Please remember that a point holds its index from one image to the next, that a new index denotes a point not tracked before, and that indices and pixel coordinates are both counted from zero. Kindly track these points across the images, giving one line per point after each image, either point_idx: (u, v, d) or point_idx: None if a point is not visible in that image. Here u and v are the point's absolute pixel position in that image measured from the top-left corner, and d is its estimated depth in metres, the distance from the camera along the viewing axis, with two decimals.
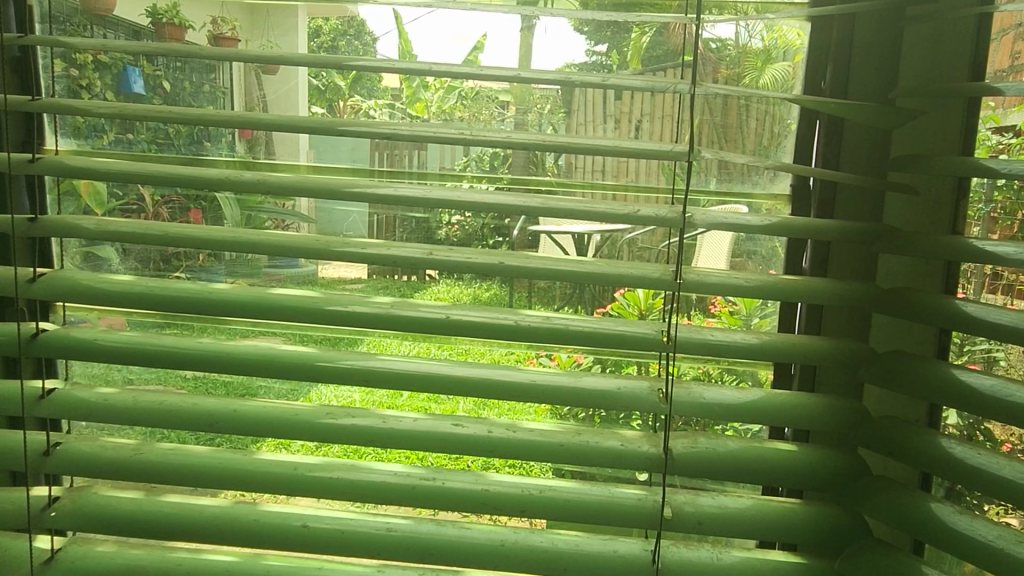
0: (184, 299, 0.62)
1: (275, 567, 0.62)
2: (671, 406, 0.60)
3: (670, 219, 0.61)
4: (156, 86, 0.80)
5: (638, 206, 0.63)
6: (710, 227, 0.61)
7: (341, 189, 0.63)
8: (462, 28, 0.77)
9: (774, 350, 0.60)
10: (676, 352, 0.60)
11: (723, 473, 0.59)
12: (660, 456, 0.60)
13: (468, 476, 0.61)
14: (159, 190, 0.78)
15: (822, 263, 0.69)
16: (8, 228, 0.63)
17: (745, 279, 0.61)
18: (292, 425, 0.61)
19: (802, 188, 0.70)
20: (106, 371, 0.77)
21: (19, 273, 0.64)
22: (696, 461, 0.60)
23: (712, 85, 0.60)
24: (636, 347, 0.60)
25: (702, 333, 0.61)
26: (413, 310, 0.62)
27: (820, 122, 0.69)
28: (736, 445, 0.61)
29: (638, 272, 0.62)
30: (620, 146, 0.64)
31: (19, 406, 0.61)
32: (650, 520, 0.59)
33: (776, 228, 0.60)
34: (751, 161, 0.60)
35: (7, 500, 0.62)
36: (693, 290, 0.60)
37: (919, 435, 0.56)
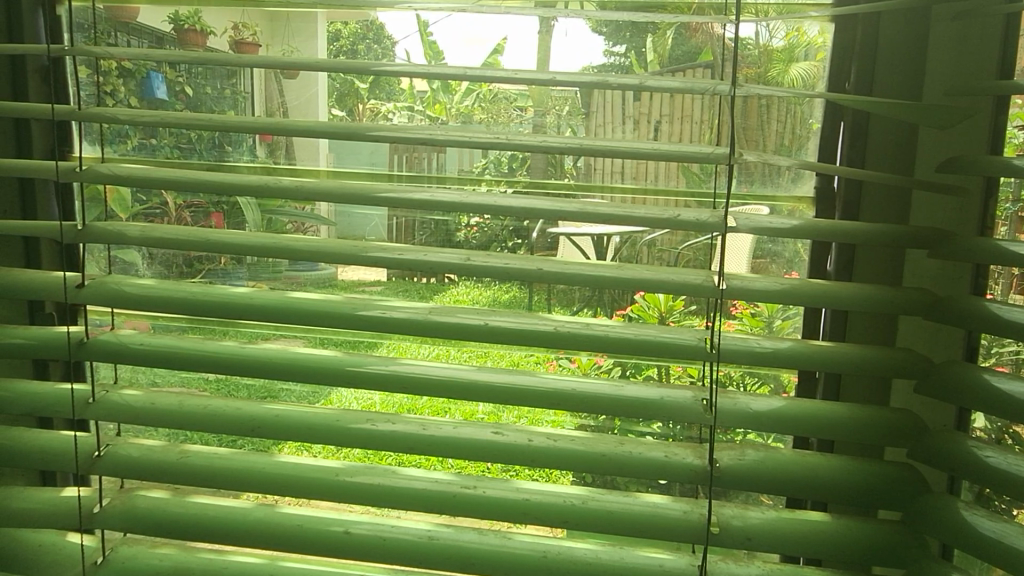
0: (222, 304, 0.62)
1: (306, 570, 0.62)
2: (717, 417, 0.59)
3: (713, 224, 0.61)
4: (178, 92, 0.81)
5: (680, 211, 0.62)
6: (752, 232, 0.61)
7: (370, 194, 0.64)
8: (479, 30, 0.78)
9: (820, 357, 0.59)
10: (721, 361, 0.59)
11: (768, 481, 0.58)
12: (705, 468, 0.59)
13: (507, 485, 0.61)
14: (182, 195, 0.80)
15: (848, 265, 0.67)
16: (56, 235, 0.62)
17: (791, 284, 0.60)
18: (325, 430, 0.61)
19: (826, 189, 0.69)
20: (133, 373, 0.78)
21: (70, 280, 0.64)
22: (740, 471, 0.59)
23: (755, 86, 0.59)
24: (683, 356, 0.60)
25: (746, 339, 0.60)
26: (450, 317, 0.62)
27: (845, 122, 0.67)
28: (779, 453, 0.60)
29: (661, 276, 0.61)
30: (642, 148, 0.63)
31: (70, 408, 0.62)
32: (695, 534, 0.58)
33: (825, 232, 0.59)
34: (797, 163, 0.58)
35: (57, 502, 0.63)
36: (735, 295, 0.59)
37: (964, 443, 0.55)
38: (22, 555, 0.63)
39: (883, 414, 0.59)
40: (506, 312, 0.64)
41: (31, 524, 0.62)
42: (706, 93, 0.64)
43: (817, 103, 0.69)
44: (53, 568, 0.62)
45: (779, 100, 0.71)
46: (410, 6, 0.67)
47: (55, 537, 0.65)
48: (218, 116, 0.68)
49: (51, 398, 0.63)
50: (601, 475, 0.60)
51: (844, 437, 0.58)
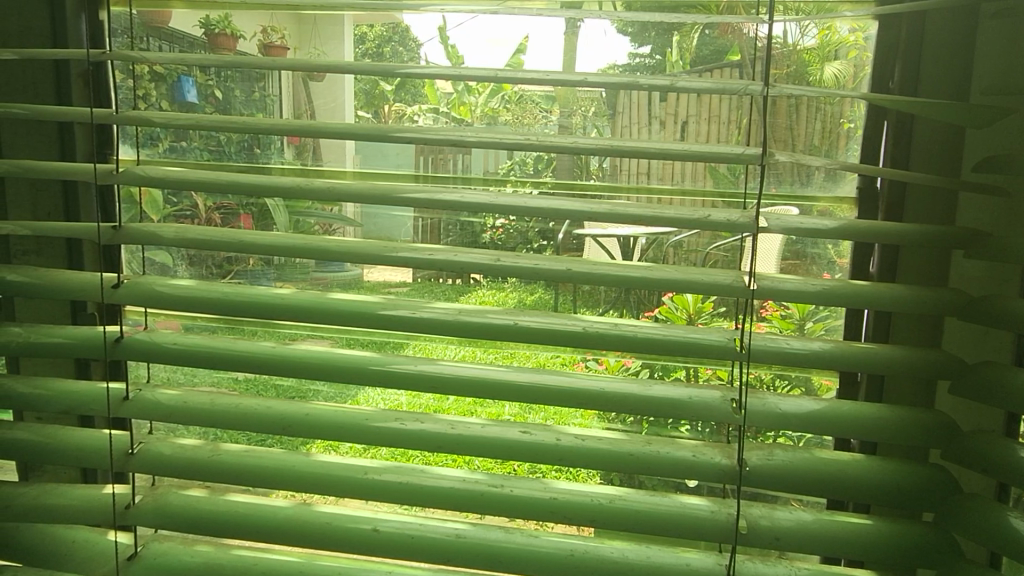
0: (254, 304, 0.62)
1: (338, 568, 0.61)
2: (747, 417, 0.58)
3: (743, 224, 0.59)
4: (208, 95, 0.82)
5: (709, 211, 0.61)
6: (783, 233, 0.60)
7: (396, 194, 0.63)
8: (504, 31, 0.78)
9: (857, 358, 0.58)
10: (752, 361, 0.58)
11: (805, 483, 0.57)
12: (736, 468, 0.58)
13: (535, 484, 0.60)
14: (212, 196, 0.81)
15: (892, 266, 0.67)
16: (93, 235, 0.62)
17: (824, 285, 0.59)
18: (356, 429, 0.61)
19: (869, 189, 0.68)
20: (171, 373, 0.79)
21: (106, 279, 0.64)
22: (778, 473, 0.58)
23: (787, 86, 0.58)
24: (711, 356, 0.59)
25: (779, 341, 0.59)
26: (480, 317, 0.61)
27: (888, 121, 0.67)
28: (813, 455, 0.59)
29: (707, 278, 0.60)
30: (683, 149, 0.62)
31: (105, 407, 0.62)
32: (725, 534, 0.57)
33: (858, 232, 0.58)
34: (830, 164, 0.57)
35: (92, 498, 0.62)
36: (773, 296, 0.59)
37: (1012, 445, 0.53)
38: (55, 549, 0.63)
39: (922, 416, 0.58)
40: (538, 313, 0.63)
41: (63, 521, 0.61)
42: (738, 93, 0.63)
43: (858, 105, 0.68)
44: (85, 565, 0.62)
45: (809, 99, 0.70)
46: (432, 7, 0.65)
47: (89, 533, 0.64)
48: (248, 119, 0.68)
49: (86, 396, 0.63)
50: (629, 475, 0.59)
51: (885, 440, 0.57)
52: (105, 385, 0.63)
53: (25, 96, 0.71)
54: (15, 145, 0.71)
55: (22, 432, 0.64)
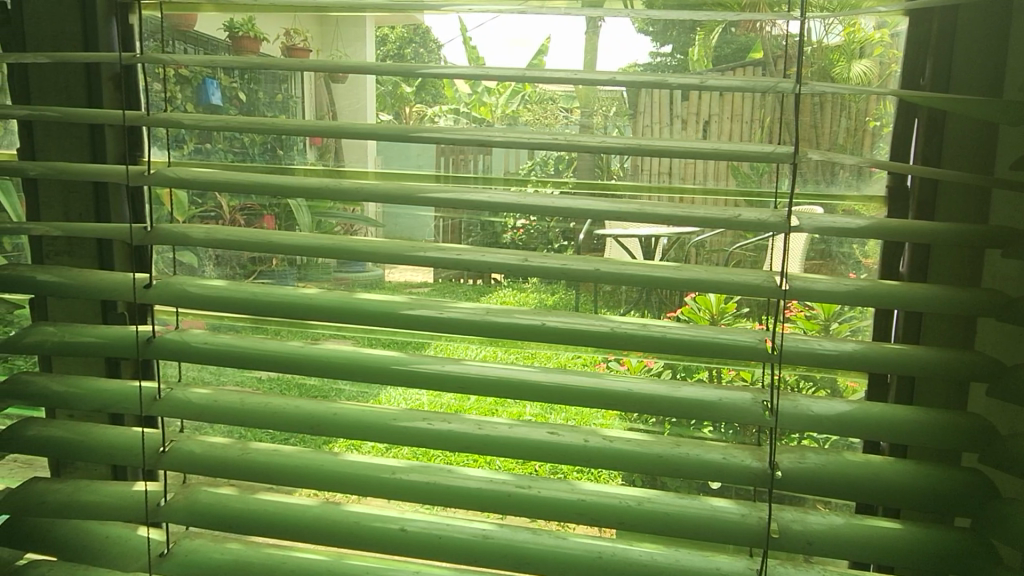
0: (282, 304, 0.62)
1: (365, 567, 0.62)
2: (778, 419, 0.57)
3: (774, 224, 0.59)
4: (232, 98, 0.83)
5: (740, 210, 0.60)
6: (815, 232, 0.59)
7: (421, 194, 0.63)
8: (525, 32, 0.78)
9: (889, 359, 0.57)
10: (783, 362, 0.57)
11: (837, 486, 0.57)
12: (767, 471, 0.57)
13: (562, 485, 0.60)
14: (236, 198, 0.82)
15: (922, 267, 0.66)
16: (125, 236, 0.63)
17: (855, 285, 0.58)
18: (383, 429, 0.61)
19: (899, 187, 0.67)
20: (200, 372, 0.80)
21: (137, 279, 0.65)
22: (809, 476, 0.57)
23: (821, 84, 0.58)
24: (742, 357, 0.58)
25: (810, 342, 0.59)
26: (506, 317, 0.61)
27: (919, 118, 0.66)
28: (844, 458, 0.59)
29: (738, 278, 0.60)
30: (714, 148, 0.62)
31: (137, 405, 0.63)
32: (755, 538, 0.56)
33: (890, 231, 0.57)
34: (864, 162, 0.56)
35: (124, 496, 0.63)
36: (804, 296, 0.58)
37: None
38: (88, 545, 0.64)
39: (957, 419, 0.57)
40: (565, 313, 0.63)
41: (96, 518, 0.62)
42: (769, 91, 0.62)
43: (888, 102, 0.68)
44: (117, 561, 0.62)
45: (833, 97, 0.70)
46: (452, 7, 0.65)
47: (120, 529, 0.65)
48: (272, 119, 0.68)
49: (119, 395, 0.64)
50: (658, 476, 0.59)
51: (918, 442, 0.56)
52: (136, 383, 0.64)
53: (58, 99, 0.72)
54: (49, 148, 0.73)
55: (55, 430, 0.65)
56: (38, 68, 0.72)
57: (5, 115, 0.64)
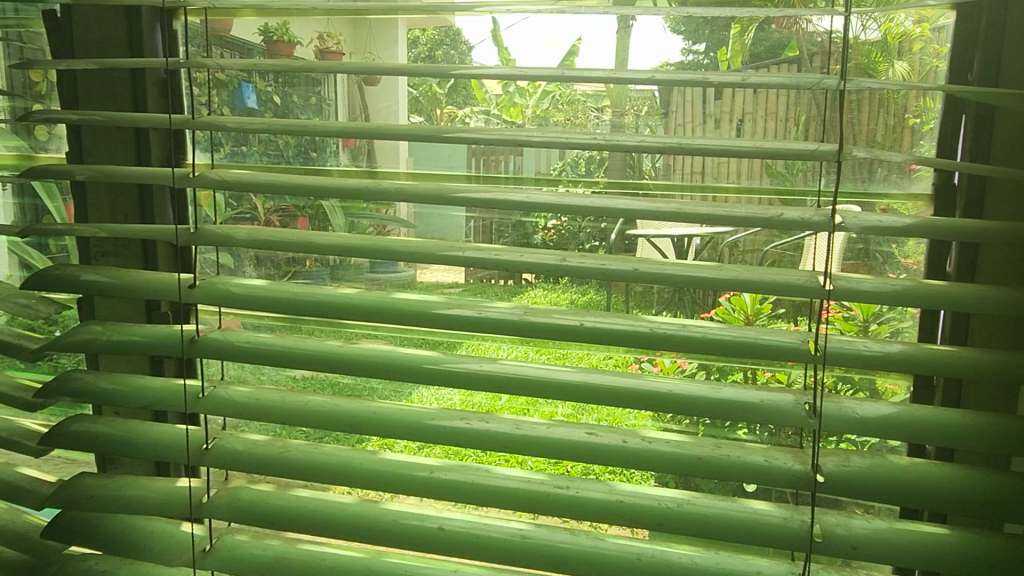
0: (323, 304, 0.63)
1: (404, 566, 0.62)
2: (822, 421, 0.56)
3: (819, 223, 0.58)
4: (268, 101, 0.85)
5: (783, 210, 0.59)
6: (860, 231, 0.58)
7: (458, 194, 0.63)
8: (556, 32, 0.79)
9: (937, 361, 0.56)
10: (827, 363, 0.56)
11: (882, 490, 0.56)
12: (810, 474, 0.57)
13: (601, 486, 0.60)
14: (271, 199, 0.83)
15: (970, 265, 0.64)
16: (171, 237, 0.64)
17: (901, 285, 0.57)
18: (421, 428, 0.61)
19: (946, 186, 0.65)
20: (240, 371, 0.82)
21: (182, 280, 0.66)
22: (854, 479, 0.56)
23: (867, 80, 0.56)
24: (784, 357, 0.57)
25: (855, 343, 0.58)
26: (545, 317, 0.61)
27: (968, 114, 0.64)
28: (889, 461, 0.57)
29: (782, 278, 0.59)
30: (756, 147, 0.61)
31: (182, 403, 0.64)
32: (799, 542, 0.56)
33: (937, 229, 0.56)
34: (911, 159, 0.55)
35: (168, 491, 0.65)
36: (848, 297, 0.57)
37: None
38: (134, 540, 0.65)
39: (1011, 422, 0.55)
40: (602, 313, 0.63)
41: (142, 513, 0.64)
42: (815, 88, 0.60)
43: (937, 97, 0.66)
44: (162, 556, 0.64)
45: (872, 95, 0.70)
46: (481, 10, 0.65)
47: (165, 525, 0.66)
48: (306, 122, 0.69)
49: (164, 393, 0.65)
50: (698, 478, 0.58)
51: (967, 446, 0.55)
52: (181, 381, 0.65)
53: (105, 104, 0.74)
54: (96, 152, 0.75)
55: (102, 426, 0.67)
56: (85, 74, 0.74)
57: (57, 120, 0.66)
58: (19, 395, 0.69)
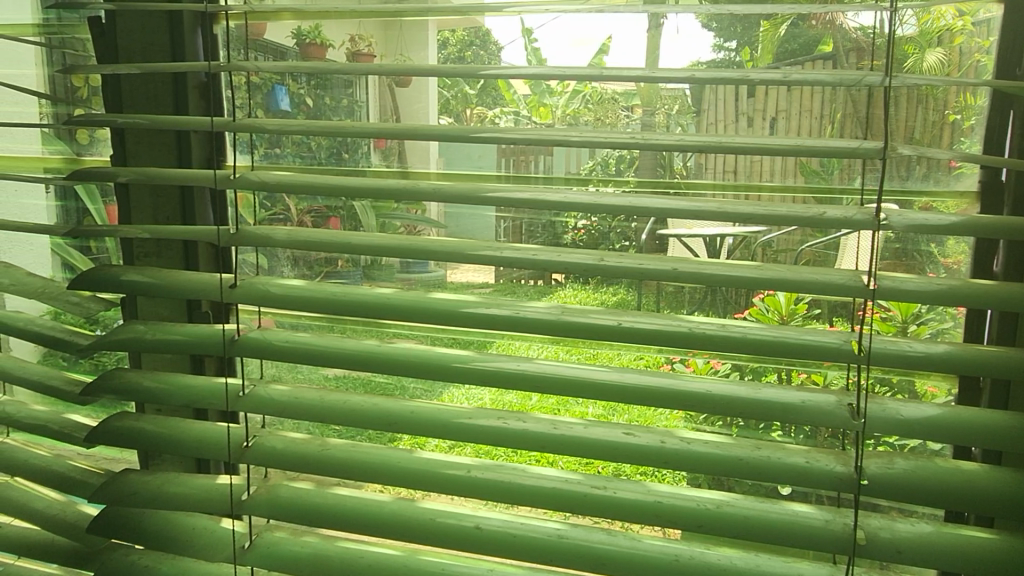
0: (362, 304, 0.64)
1: (441, 565, 0.63)
2: (867, 423, 0.55)
3: (862, 221, 0.57)
4: (300, 104, 0.86)
5: (824, 208, 0.58)
6: (906, 230, 0.57)
7: (494, 195, 0.63)
8: (588, 31, 0.78)
9: (985, 362, 0.55)
10: (871, 364, 0.55)
11: (928, 493, 0.54)
12: (853, 476, 0.56)
13: (638, 487, 0.60)
14: (304, 200, 0.84)
15: (1019, 266, 0.63)
16: (212, 238, 0.65)
17: (947, 284, 0.56)
18: (458, 428, 0.61)
19: (993, 183, 0.64)
20: (278, 370, 0.84)
21: (223, 280, 0.67)
22: (899, 482, 0.55)
23: (912, 75, 0.56)
24: (827, 358, 0.57)
25: (899, 343, 0.57)
26: (582, 317, 0.61)
27: (1016, 110, 0.63)
28: (935, 464, 0.56)
29: (824, 277, 0.58)
30: (796, 145, 0.60)
31: (223, 401, 0.65)
32: (842, 545, 0.55)
33: (985, 227, 0.55)
34: (959, 156, 0.54)
35: (210, 488, 0.66)
36: (893, 296, 0.56)
37: None
38: (176, 535, 0.66)
39: None
40: (639, 313, 0.63)
41: (185, 509, 0.65)
42: (857, 85, 0.59)
43: (983, 93, 0.65)
44: (204, 551, 0.65)
45: (909, 91, 0.69)
46: (516, 11, 0.65)
47: (206, 521, 0.68)
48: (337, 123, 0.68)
49: (206, 391, 0.66)
50: (738, 480, 0.58)
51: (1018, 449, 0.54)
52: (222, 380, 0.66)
53: (147, 108, 0.76)
54: (138, 155, 0.76)
55: (146, 423, 0.68)
56: (129, 79, 0.75)
57: (103, 123, 0.67)
58: (67, 391, 0.71)
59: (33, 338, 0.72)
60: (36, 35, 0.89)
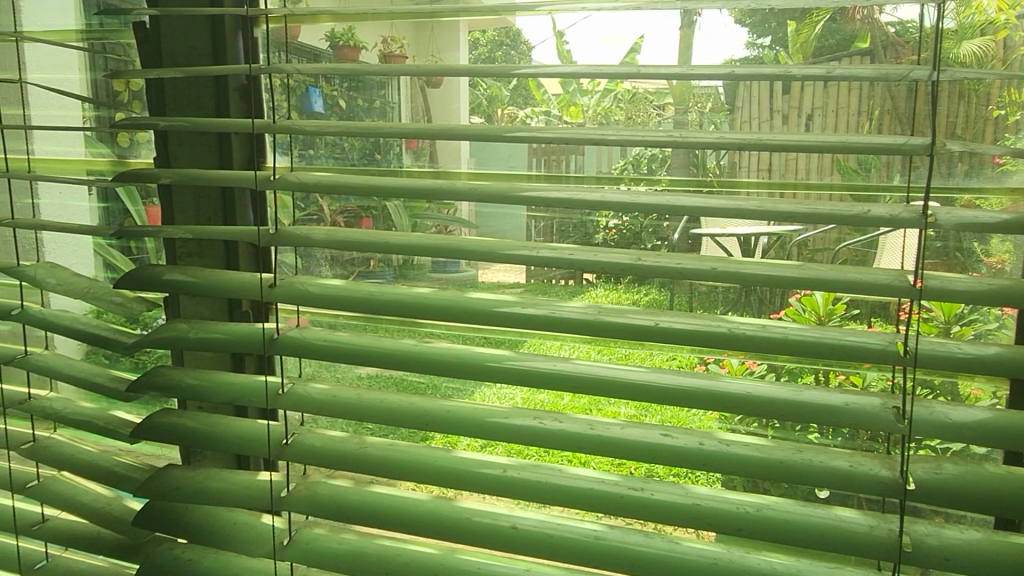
0: (400, 303, 0.64)
1: (478, 564, 0.63)
2: (912, 427, 0.54)
3: (909, 220, 0.56)
4: (334, 105, 0.87)
5: (869, 206, 0.57)
6: (955, 228, 0.56)
7: (531, 194, 0.63)
8: (619, 31, 0.78)
9: None
10: (916, 366, 0.54)
11: (978, 499, 0.53)
12: (898, 480, 0.55)
13: (676, 489, 0.59)
14: (337, 200, 0.85)
15: None
16: (253, 238, 0.66)
17: (998, 285, 0.55)
18: (495, 427, 0.62)
19: None
20: (316, 368, 0.85)
21: (263, 279, 0.68)
22: (947, 487, 0.54)
23: (961, 70, 0.54)
24: (872, 359, 0.56)
25: (947, 344, 0.55)
26: (619, 317, 0.61)
27: None
28: (985, 469, 0.55)
29: (869, 277, 0.57)
30: (840, 142, 0.58)
31: (263, 398, 0.66)
32: (886, 551, 0.54)
33: None
34: (1010, 152, 0.53)
35: (251, 484, 0.67)
36: (942, 297, 0.55)
37: None
38: (219, 530, 0.68)
39: None
40: (676, 313, 0.62)
41: (227, 504, 0.66)
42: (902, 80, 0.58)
43: None
44: (246, 546, 0.66)
45: (951, 86, 0.67)
46: (551, 10, 0.65)
47: (247, 516, 0.69)
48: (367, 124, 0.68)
49: (247, 388, 0.67)
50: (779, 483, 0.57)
51: None
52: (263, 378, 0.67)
53: (189, 111, 0.77)
54: (181, 156, 0.78)
55: (189, 420, 0.70)
56: (172, 82, 0.77)
57: (147, 125, 0.69)
58: (113, 388, 0.73)
59: (80, 335, 0.73)
60: (81, 41, 0.91)
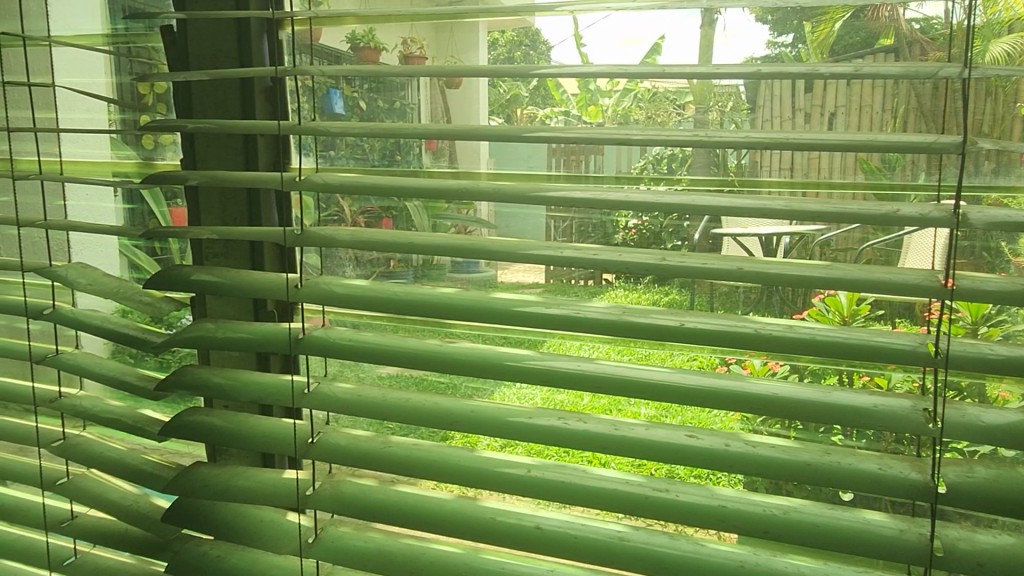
0: (425, 303, 0.64)
1: (502, 564, 0.63)
2: (944, 429, 0.54)
3: (940, 219, 0.55)
4: (354, 107, 0.88)
5: (898, 206, 0.57)
6: (987, 227, 0.55)
7: (554, 194, 0.63)
8: (640, 30, 0.77)
9: None
10: (948, 367, 0.54)
11: (1013, 503, 0.52)
12: (929, 483, 0.54)
13: (701, 491, 0.59)
14: (358, 201, 0.86)
15: None
16: (279, 239, 0.67)
17: None
18: (520, 427, 0.62)
19: None
20: (340, 368, 0.86)
21: (288, 280, 0.69)
22: (980, 490, 0.53)
23: (992, 67, 0.53)
24: (902, 360, 0.55)
25: (979, 346, 0.55)
26: (643, 317, 0.60)
27: None
28: (1019, 472, 0.54)
29: (898, 277, 0.56)
30: (868, 141, 0.58)
31: (289, 398, 0.67)
32: (917, 555, 0.53)
33: None
34: None
35: (278, 482, 0.67)
36: (974, 297, 0.54)
37: None
38: (246, 527, 0.68)
39: None
40: (700, 313, 0.62)
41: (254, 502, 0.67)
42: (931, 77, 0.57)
43: None
44: (272, 544, 0.67)
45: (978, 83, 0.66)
46: (573, 9, 0.65)
47: (273, 514, 0.70)
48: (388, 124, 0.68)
49: (273, 387, 0.68)
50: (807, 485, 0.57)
51: None
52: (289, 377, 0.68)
53: (214, 113, 0.78)
54: (208, 158, 0.79)
55: (216, 419, 0.71)
56: (198, 85, 0.78)
57: (174, 128, 0.70)
58: (141, 387, 0.74)
59: (109, 335, 0.75)
60: (107, 45, 0.92)
